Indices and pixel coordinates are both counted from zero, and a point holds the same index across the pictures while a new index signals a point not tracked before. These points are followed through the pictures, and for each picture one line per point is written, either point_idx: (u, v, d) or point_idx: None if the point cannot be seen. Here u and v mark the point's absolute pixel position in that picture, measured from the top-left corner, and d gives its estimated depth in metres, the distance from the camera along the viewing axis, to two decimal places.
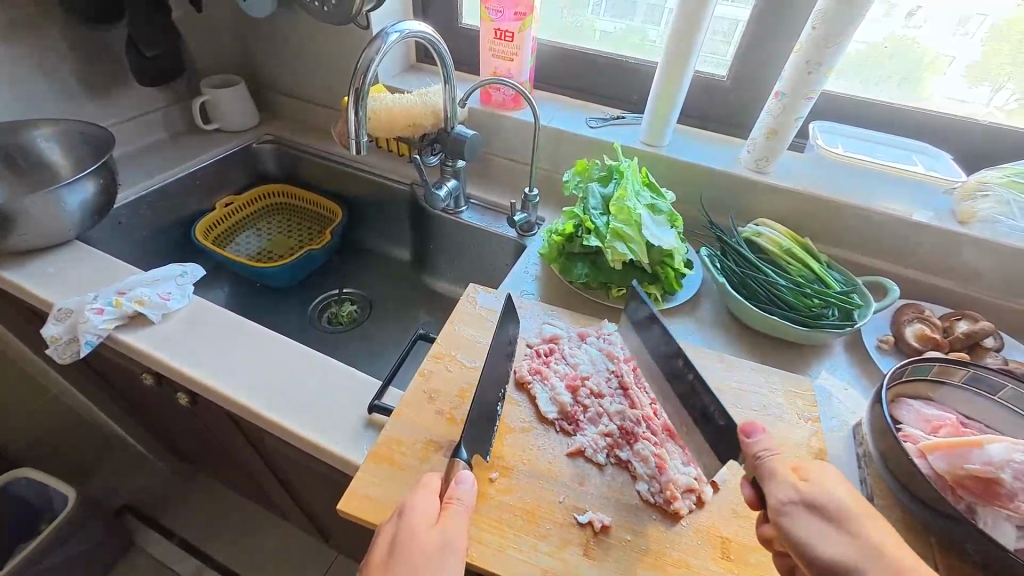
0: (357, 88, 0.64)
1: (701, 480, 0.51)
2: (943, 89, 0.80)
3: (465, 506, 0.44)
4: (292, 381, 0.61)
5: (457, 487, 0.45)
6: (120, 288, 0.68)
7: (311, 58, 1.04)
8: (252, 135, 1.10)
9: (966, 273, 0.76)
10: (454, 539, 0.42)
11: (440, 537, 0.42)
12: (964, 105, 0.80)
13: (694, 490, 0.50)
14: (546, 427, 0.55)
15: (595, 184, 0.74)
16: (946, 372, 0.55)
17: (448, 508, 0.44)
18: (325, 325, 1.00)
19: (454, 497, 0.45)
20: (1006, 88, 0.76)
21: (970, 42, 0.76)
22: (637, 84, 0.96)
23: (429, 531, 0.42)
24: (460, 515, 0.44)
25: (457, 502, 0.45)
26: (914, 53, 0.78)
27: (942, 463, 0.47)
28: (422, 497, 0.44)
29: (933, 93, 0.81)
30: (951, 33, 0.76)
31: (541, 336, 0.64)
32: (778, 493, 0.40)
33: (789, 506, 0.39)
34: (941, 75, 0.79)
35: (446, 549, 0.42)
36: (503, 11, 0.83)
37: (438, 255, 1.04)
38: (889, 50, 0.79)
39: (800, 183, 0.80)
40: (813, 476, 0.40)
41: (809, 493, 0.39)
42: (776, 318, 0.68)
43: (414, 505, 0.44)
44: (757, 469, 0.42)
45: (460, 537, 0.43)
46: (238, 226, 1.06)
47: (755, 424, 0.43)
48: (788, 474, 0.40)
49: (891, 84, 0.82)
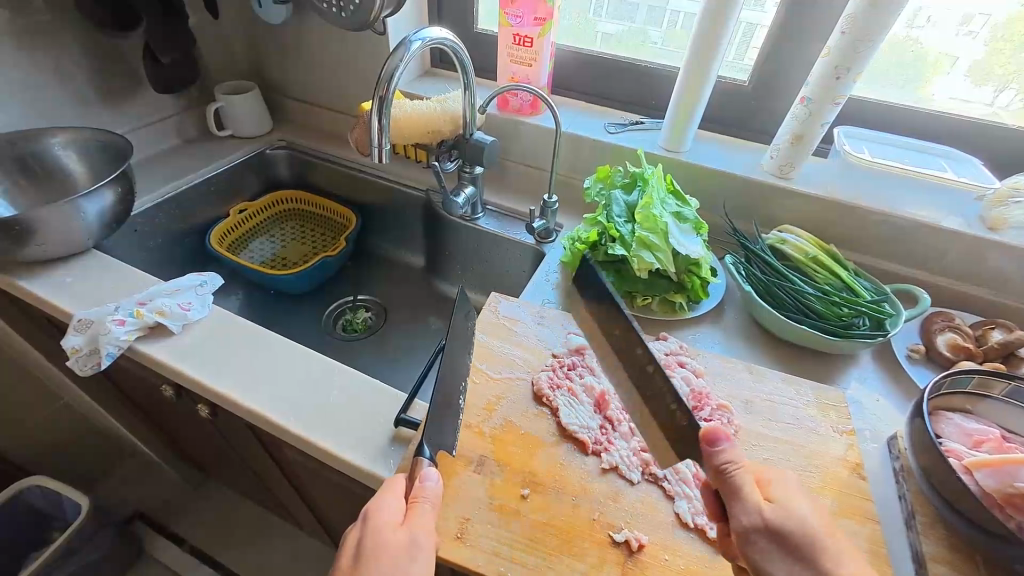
0: (381, 96, 0.62)
1: None
2: (946, 87, 0.79)
3: (432, 502, 0.44)
4: (321, 398, 0.60)
5: (423, 486, 0.45)
6: (140, 298, 0.67)
7: (324, 64, 1.03)
8: (266, 141, 1.10)
9: (996, 281, 0.74)
10: (421, 533, 0.42)
11: (407, 536, 0.42)
12: (967, 104, 0.79)
13: None
14: (573, 441, 0.54)
15: (618, 191, 0.73)
16: (986, 385, 0.54)
17: (414, 508, 0.44)
18: (339, 332, 1.00)
19: (420, 495, 0.44)
20: (1008, 88, 0.76)
21: (973, 42, 0.75)
22: (656, 90, 0.95)
23: (394, 532, 0.42)
24: (426, 513, 0.43)
25: (423, 501, 0.44)
26: (919, 53, 0.77)
27: (989, 481, 0.46)
28: (387, 499, 0.44)
29: (937, 92, 0.79)
30: (954, 32, 0.75)
31: (566, 346, 0.63)
32: (742, 516, 0.41)
33: (751, 531, 0.40)
34: (946, 76, 0.78)
35: (414, 547, 0.42)
36: (522, 16, 0.81)
37: (453, 260, 1.03)
38: (894, 51, 0.78)
39: (826, 190, 0.79)
40: (778, 495, 0.41)
41: (774, 517, 0.40)
42: (806, 328, 0.67)
43: (378, 507, 0.43)
44: (721, 479, 0.42)
45: (427, 533, 0.43)
46: (251, 231, 1.05)
47: (721, 432, 0.42)
48: (754, 492, 0.41)
49: (895, 86, 0.81)
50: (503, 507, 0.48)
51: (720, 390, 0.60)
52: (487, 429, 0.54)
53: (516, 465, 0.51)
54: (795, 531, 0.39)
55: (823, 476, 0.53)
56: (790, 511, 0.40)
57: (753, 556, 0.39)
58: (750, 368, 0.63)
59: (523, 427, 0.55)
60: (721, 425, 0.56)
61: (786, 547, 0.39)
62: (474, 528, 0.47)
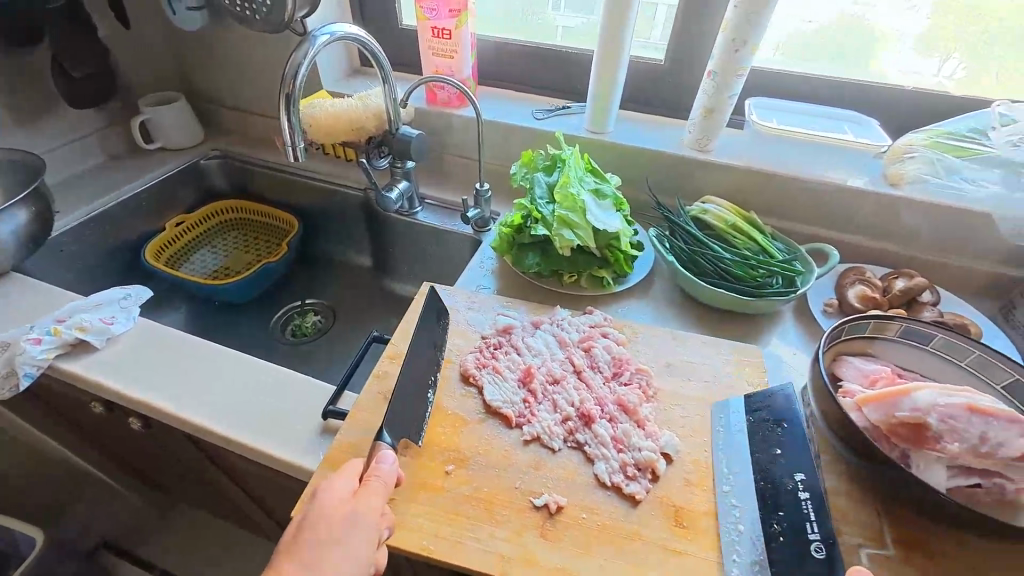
0: (286, 94, 0.61)
1: (656, 455, 0.51)
2: (896, 62, 0.81)
3: (385, 482, 0.46)
4: (253, 400, 0.60)
5: (379, 466, 0.47)
6: (59, 316, 0.66)
7: (249, 69, 1.02)
8: (197, 152, 1.08)
9: (905, 234, 0.79)
10: (367, 512, 0.44)
11: (349, 512, 0.43)
12: (918, 76, 0.81)
13: (649, 467, 0.51)
14: (497, 417, 0.55)
15: (540, 174, 0.74)
16: (881, 328, 0.58)
17: (365, 485, 0.45)
18: (288, 338, 0.99)
19: (374, 474, 0.46)
20: (951, 57, 0.78)
21: (917, 16, 0.77)
22: (581, 74, 0.97)
23: (341, 507, 0.44)
24: (376, 493, 0.45)
25: (376, 480, 0.46)
26: (866, 30, 0.80)
27: (876, 414, 0.49)
28: (340, 476, 0.46)
29: (888, 67, 0.82)
30: (902, 8, 0.77)
31: (494, 327, 0.65)
32: None
33: None
34: (892, 51, 0.80)
35: (356, 523, 0.43)
36: (438, 9, 0.82)
37: (399, 258, 1.04)
38: (841, 30, 0.80)
39: (741, 159, 0.82)
40: None
41: None
42: (724, 291, 0.70)
43: (329, 485, 0.45)
44: None
45: (373, 513, 0.44)
46: (190, 244, 1.04)
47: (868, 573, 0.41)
48: None
49: (841, 62, 0.84)
50: (427, 485, 0.49)
51: (641, 354, 0.63)
52: None
53: (440, 444, 0.52)
54: None
55: None
56: None
57: None
58: (672, 334, 0.66)
59: (449, 407, 0.56)
60: (641, 388, 0.58)
61: None
62: (398, 507, 0.48)
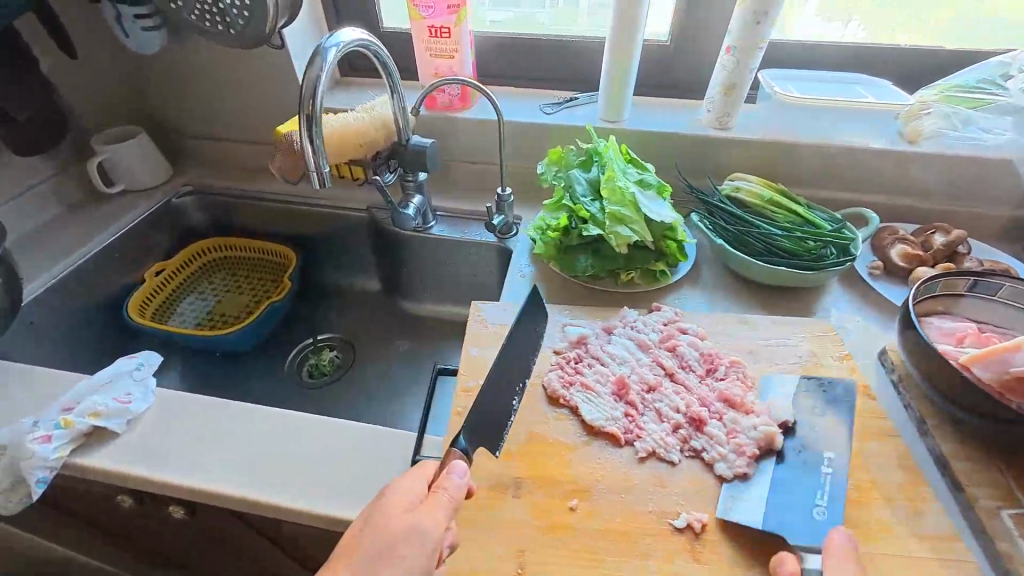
0: (307, 114, 0.54)
1: (772, 426, 0.50)
2: (896, 24, 0.82)
3: (452, 496, 0.41)
4: (317, 459, 0.53)
5: (449, 476, 0.42)
6: (64, 403, 0.56)
7: (219, 92, 0.92)
8: (169, 190, 0.96)
9: (926, 189, 0.81)
10: (429, 525, 0.39)
11: (410, 522, 0.39)
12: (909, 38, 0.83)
13: (773, 445, 0.49)
14: (603, 438, 0.51)
15: (577, 170, 0.70)
16: (952, 285, 0.58)
17: (433, 496, 0.41)
18: (307, 380, 0.91)
19: (443, 485, 0.42)
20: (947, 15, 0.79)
21: None
22: (584, 63, 0.93)
23: (404, 514, 0.40)
24: (444, 506, 0.40)
25: (445, 492, 0.41)
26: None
27: (985, 373, 0.49)
28: (411, 478, 0.42)
29: (888, 29, 0.83)
30: None
31: (566, 339, 0.60)
32: None
33: None
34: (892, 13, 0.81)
35: (416, 534, 0.39)
36: (434, 6, 0.76)
37: (414, 278, 0.97)
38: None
39: (763, 133, 0.81)
40: None
41: None
42: (782, 268, 0.69)
43: (400, 484, 0.42)
44: None
45: (434, 527, 0.39)
46: (178, 293, 0.94)
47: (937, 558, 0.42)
48: None
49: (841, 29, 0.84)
50: (555, 526, 0.45)
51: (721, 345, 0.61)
52: (514, 447, 0.51)
53: (553, 477, 0.48)
54: None
55: None
56: None
57: None
58: (744, 320, 0.64)
59: (548, 434, 0.52)
60: (738, 378, 0.56)
61: None
62: (533, 557, 0.43)
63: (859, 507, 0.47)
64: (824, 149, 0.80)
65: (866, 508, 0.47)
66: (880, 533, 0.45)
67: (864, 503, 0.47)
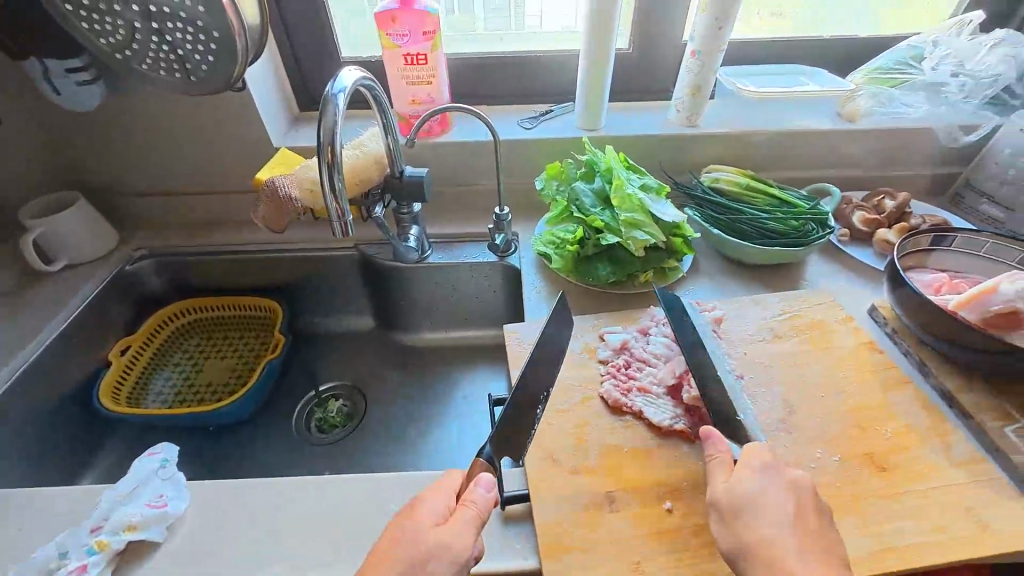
0: (327, 162, 0.52)
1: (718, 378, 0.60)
2: (822, 18, 0.92)
3: (478, 509, 0.44)
4: (349, 519, 0.51)
5: (475, 490, 0.45)
6: (90, 523, 0.50)
7: (168, 143, 0.84)
8: (121, 257, 0.86)
9: (868, 160, 0.92)
10: (456, 540, 0.42)
11: (439, 538, 0.41)
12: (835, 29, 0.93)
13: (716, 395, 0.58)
14: (673, 437, 0.54)
15: (580, 183, 0.73)
16: (919, 242, 0.67)
17: (460, 511, 0.43)
18: (318, 436, 0.84)
19: (469, 499, 0.44)
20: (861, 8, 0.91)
21: None
22: (552, 76, 0.96)
23: (432, 530, 0.42)
24: (468, 519, 0.43)
25: (472, 505, 0.44)
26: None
27: (972, 314, 0.58)
28: (435, 494, 0.45)
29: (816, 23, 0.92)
30: None
31: (609, 348, 0.62)
32: None
33: None
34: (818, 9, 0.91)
35: (446, 547, 0.41)
36: (409, 34, 0.74)
37: (413, 310, 0.93)
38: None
39: (729, 126, 0.88)
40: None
41: None
42: (776, 248, 0.75)
43: (426, 501, 0.44)
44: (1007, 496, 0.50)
45: (462, 540, 0.42)
46: (153, 368, 0.85)
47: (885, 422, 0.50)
48: None
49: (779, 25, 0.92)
50: (659, 531, 0.46)
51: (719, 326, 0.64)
52: (595, 463, 0.51)
53: (642, 484, 0.50)
54: None
55: (852, 363, 0.62)
56: None
57: None
58: (755, 300, 0.70)
59: (622, 444, 0.53)
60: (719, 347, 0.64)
61: None
62: (649, 567, 0.44)
63: (900, 451, 0.53)
64: (782, 135, 0.88)
65: (906, 451, 0.53)
66: (925, 470, 0.52)
67: (904, 447, 0.54)
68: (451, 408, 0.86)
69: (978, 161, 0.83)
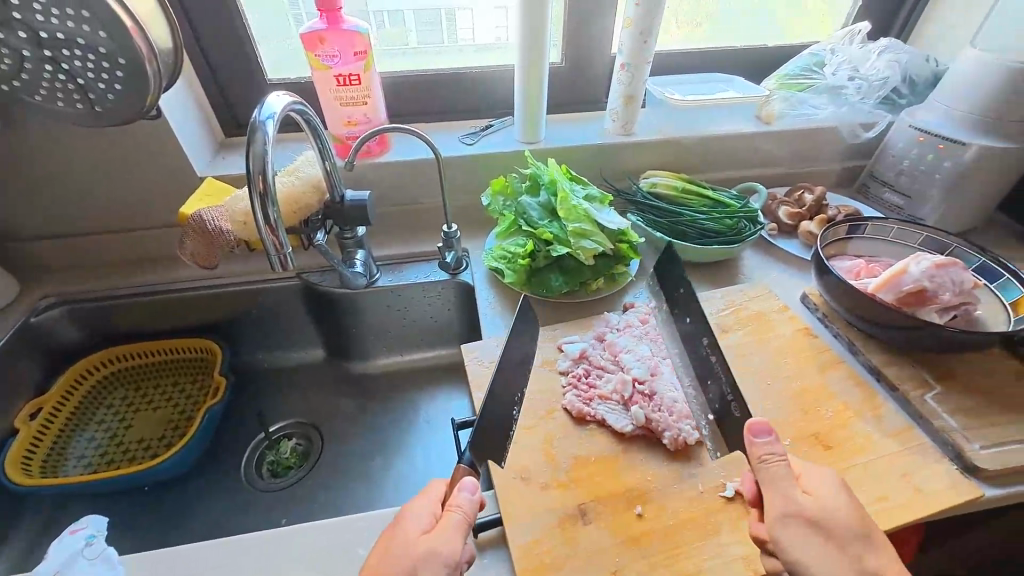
0: (259, 191, 0.49)
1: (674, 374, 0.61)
2: (735, 30, 0.99)
3: (464, 513, 0.44)
4: (308, 571, 0.48)
5: (459, 494, 0.45)
6: None
7: (74, 179, 0.76)
8: (24, 308, 0.77)
9: (785, 158, 0.99)
10: (443, 547, 0.42)
11: (426, 546, 0.42)
12: (748, 39, 1.00)
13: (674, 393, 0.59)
14: (635, 442, 0.55)
15: (526, 197, 0.73)
16: (839, 232, 0.74)
17: (445, 517, 0.44)
18: (272, 481, 0.79)
19: (453, 504, 0.45)
20: (769, 20, 0.98)
21: None
22: (489, 91, 0.96)
23: (419, 539, 0.42)
24: (455, 523, 0.43)
25: (456, 509, 0.44)
26: (711, 6, 0.94)
27: (889, 295, 0.63)
28: (422, 504, 0.46)
29: (731, 34, 0.99)
30: None
31: (568, 358, 0.63)
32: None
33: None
34: (732, 20, 0.97)
35: (435, 555, 0.41)
36: (339, 55, 0.72)
37: (366, 336, 0.90)
38: (694, 10, 0.94)
39: (661, 133, 0.93)
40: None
41: None
42: (714, 246, 0.79)
43: (412, 512, 0.45)
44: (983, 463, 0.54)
45: (448, 545, 0.42)
46: (72, 429, 0.76)
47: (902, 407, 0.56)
48: None
49: (698, 36, 0.98)
50: (633, 537, 0.47)
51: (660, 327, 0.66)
52: (566, 476, 0.51)
53: (611, 492, 0.50)
54: None
55: (791, 350, 0.66)
56: None
57: None
58: (700, 298, 0.74)
59: (589, 453, 0.53)
60: None
61: None
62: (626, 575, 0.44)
63: (842, 429, 0.57)
64: (709, 139, 0.94)
65: (847, 428, 0.57)
66: (865, 444, 0.56)
67: (844, 425, 0.58)
68: (414, 435, 0.83)
69: (878, 154, 0.92)
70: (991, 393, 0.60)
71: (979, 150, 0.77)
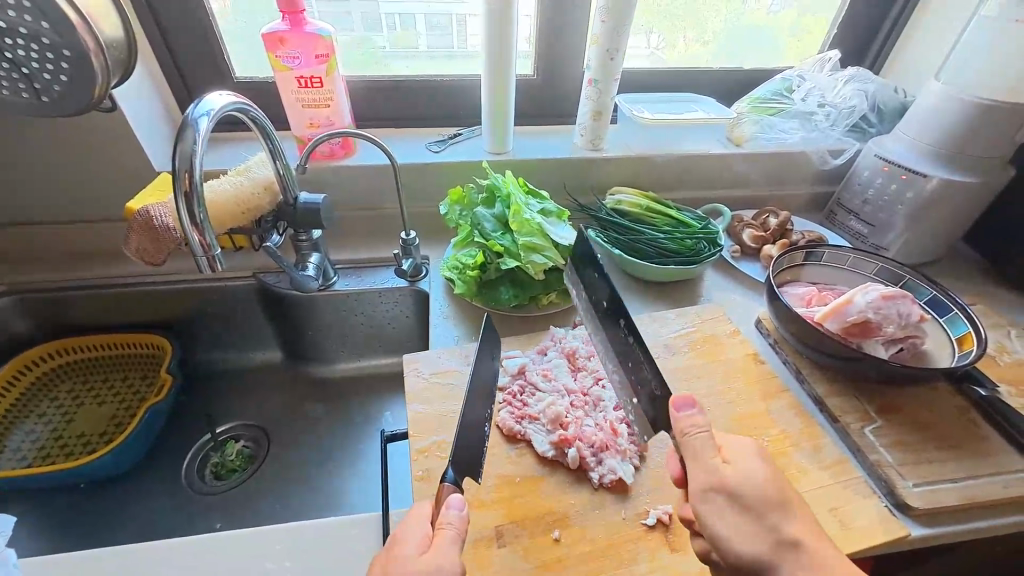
0: (185, 191, 0.48)
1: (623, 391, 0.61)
2: (711, 51, 0.99)
3: (457, 529, 0.41)
4: None
5: (447, 511, 0.42)
6: None
7: (28, 169, 0.75)
8: None
9: (754, 181, 0.99)
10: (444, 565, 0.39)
11: (426, 565, 0.39)
12: (724, 60, 1.00)
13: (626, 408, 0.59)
14: (563, 464, 0.53)
15: (481, 208, 0.73)
16: (794, 258, 0.73)
17: (439, 536, 0.41)
18: (213, 484, 0.77)
19: (444, 523, 0.42)
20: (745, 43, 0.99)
21: None
22: (461, 100, 0.96)
23: (418, 560, 0.39)
24: (450, 541, 0.40)
25: (449, 527, 0.41)
26: (686, 27, 0.94)
27: (835, 325, 0.63)
28: (411, 526, 0.42)
29: (706, 55, 0.99)
30: None
31: (507, 372, 0.62)
32: (966, 518, 0.53)
33: (964, 513, 0.53)
34: (708, 41, 0.97)
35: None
36: (300, 56, 0.72)
37: (322, 339, 0.88)
38: (669, 30, 0.94)
39: (629, 150, 0.93)
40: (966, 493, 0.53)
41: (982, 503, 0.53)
42: (671, 266, 0.78)
43: (402, 537, 0.42)
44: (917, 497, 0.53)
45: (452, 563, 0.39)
46: (12, 420, 0.75)
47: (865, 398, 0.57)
48: (964, 505, 0.53)
49: (673, 56, 0.98)
50: (547, 563, 0.46)
51: None
52: (488, 496, 0.50)
53: (533, 514, 0.49)
54: (969, 499, 0.53)
55: (736, 375, 0.65)
56: (993, 499, 0.53)
57: (962, 525, 0.53)
58: (652, 317, 0.73)
59: (515, 473, 0.52)
60: None
61: (972, 512, 0.53)
62: None
63: (777, 459, 0.56)
64: (678, 158, 0.93)
65: (783, 458, 0.56)
66: (799, 476, 0.55)
67: (780, 455, 0.57)
68: (362, 443, 0.82)
69: (846, 181, 0.92)
70: (931, 429, 0.59)
71: (939, 183, 0.77)
